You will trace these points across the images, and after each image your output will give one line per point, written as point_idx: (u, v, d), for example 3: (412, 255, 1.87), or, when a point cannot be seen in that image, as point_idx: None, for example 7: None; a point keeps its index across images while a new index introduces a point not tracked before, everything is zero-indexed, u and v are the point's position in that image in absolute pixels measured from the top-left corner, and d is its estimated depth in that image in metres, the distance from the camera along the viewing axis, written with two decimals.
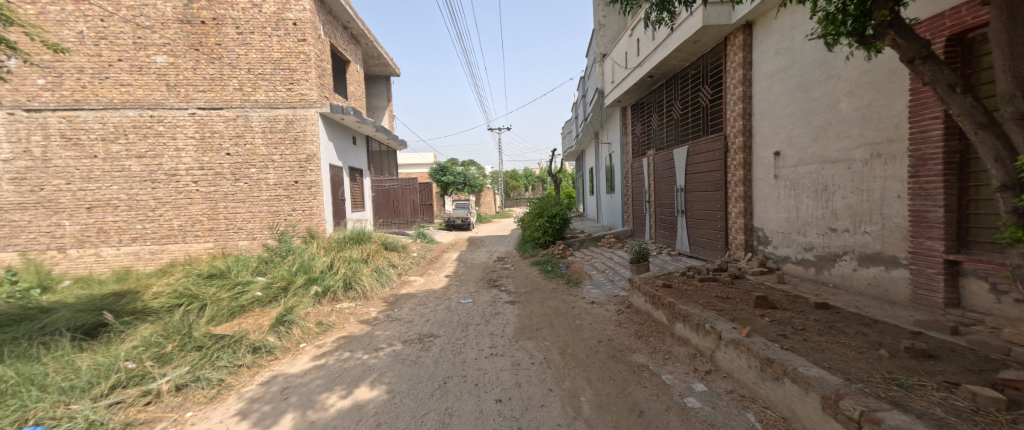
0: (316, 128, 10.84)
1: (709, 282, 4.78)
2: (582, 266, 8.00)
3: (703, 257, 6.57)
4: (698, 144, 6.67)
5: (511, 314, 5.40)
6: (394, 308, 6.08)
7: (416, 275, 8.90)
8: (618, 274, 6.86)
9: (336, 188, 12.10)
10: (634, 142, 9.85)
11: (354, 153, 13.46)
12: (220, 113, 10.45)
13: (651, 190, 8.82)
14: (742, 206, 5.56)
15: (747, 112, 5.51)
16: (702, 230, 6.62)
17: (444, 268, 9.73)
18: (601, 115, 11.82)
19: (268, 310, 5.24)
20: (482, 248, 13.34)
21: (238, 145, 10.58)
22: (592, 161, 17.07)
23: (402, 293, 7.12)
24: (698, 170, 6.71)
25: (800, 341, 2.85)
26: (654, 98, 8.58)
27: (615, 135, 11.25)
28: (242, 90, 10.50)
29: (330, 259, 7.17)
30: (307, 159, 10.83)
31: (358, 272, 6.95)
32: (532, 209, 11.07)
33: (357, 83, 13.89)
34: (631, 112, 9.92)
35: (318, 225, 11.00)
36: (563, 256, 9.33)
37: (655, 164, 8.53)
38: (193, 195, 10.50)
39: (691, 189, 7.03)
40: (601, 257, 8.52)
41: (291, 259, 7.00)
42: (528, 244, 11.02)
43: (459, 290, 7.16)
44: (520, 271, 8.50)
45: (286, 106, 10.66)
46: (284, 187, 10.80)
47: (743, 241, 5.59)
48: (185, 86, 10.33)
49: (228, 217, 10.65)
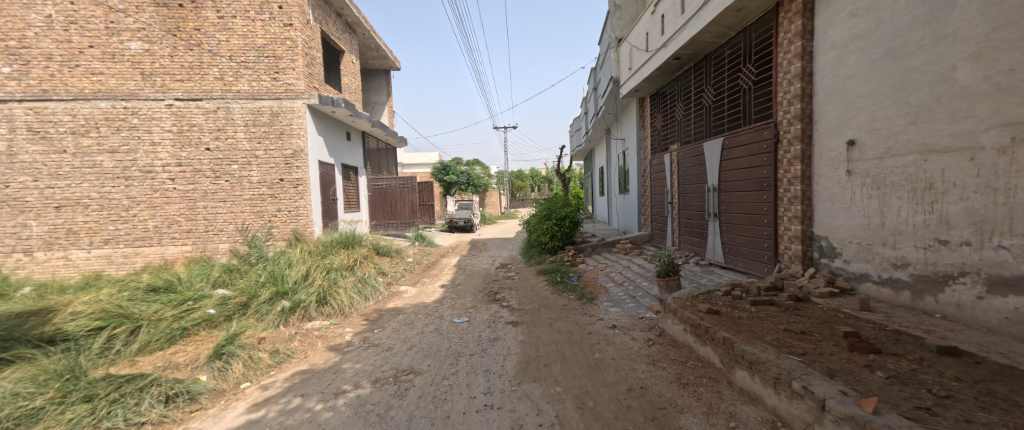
0: (303, 122, 9.96)
1: (766, 308, 3.74)
2: (597, 277, 6.98)
3: (743, 270, 5.52)
4: (736, 136, 5.62)
5: (514, 340, 4.41)
6: (374, 328, 5.12)
7: (408, 284, 7.95)
8: (639, 288, 5.83)
9: (327, 188, 11.21)
10: (654, 137, 8.78)
11: (347, 150, 12.57)
12: (199, 105, 9.60)
13: (674, 190, 7.79)
14: (800, 209, 4.52)
15: (807, 94, 4.46)
16: (742, 238, 5.56)
17: (442, 276, 8.75)
18: (615, 107, 10.79)
19: (216, 334, 4.30)
20: (484, 252, 12.36)
21: (219, 139, 9.71)
22: (603, 160, 16.02)
23: (389, 307, 6.16)
24: (736, 165, 5.66)
25: (963, 423, 1.84)
26: (678, 85, 7.54)
27: (630, 129, 10.21)
28: (224, 80, 9.63)
29: (307, 269, 6.21)
30: (294, 155, 9.95)
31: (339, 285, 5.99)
32: (538, 211, 10.05)
33: (353, 75, 13.01)
34: (650, 103, 8.89)
35: (305, 227, 10.11)
36: (573, 264, 8.33)
37: (680, 160, 7.47)
38: (169, 194, 9.64)
39: (725, 188, 5.98)
40: (618, 267, 7.49)
41: (260, 269, 6.07)
42: (534, 249, 10.00)
43: (454, 305, 6.18)
44: (525, 281, 7.51)
45: (270, 97, 9.79)
46: (268, 186, 9.92)
47: (800, 253, 4.55)
48: (161, 75, 9.47)
49: (208, 219, 9.79)
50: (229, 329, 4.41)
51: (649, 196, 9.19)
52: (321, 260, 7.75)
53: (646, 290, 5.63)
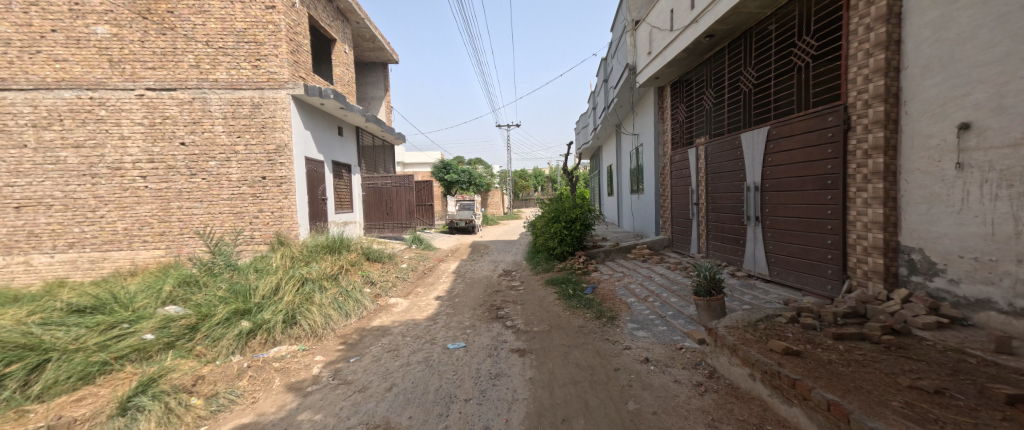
0: (287, 114, 9.08)
1: (860, 346, 2.82)
2: (614, 290, 6.07)
3: (797, 286, 4.60)
4: (786, 124, 4.69)
5: (520, 377, 3.52)
6: (351, 356, 4.24)
7: (400, 294, 7.07)
8: (669, 306, 4.92)
9: (316, 187, 10.33)
10: (675, 130, 7.84)
11: (339, 146, 11.70)
12: (173, 95, 8.74)
13: (700, 189, 6.86)
14: (882, 213, 3.60)
15: (894, 67, 3.53)
16: (795, 247, 4.64)
17: (438, 286, 7.83)
18: (629, 99, 9.85)
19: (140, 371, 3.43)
20: (485, 256, 11.44)
21: (195, 133, 8.85)
22: (612, 158, 15.10)
23: (373, 326, 5.28)
24: (785, 160, 4.73)
25: None
26: (706, 70, 6.59)
27: (646, 122, 9.28)
28: (199, 67, 8.76)
29: (278, 281, 5.31)
30: (277, 151, 9.07)
31: (313, 302, 5.09)
32: (545, 213, 9.09)
33: (345, 66, 12.14)
34: (670, 92, 7.96)
35: (289, 229, 9.23)
36: (585, 272, 7.41)
37: (708, 156, 6.54)
38: (140, 193, 8.79)
39: (769, 188, 5.05)
40: (638, 277, 6.56)
41: (222, 281, 5.18)
42: (540, 255, 9.06)
43: (449, 323, 5.27)
44: (532, 292, 6.61)
45: (251, 87, 8.92)
46: (249, 184, 9.05)
47: (881, 268, 3.63)
48: (131, 62, 8.60)
49: (184, 220, 8.94)
50: (163, 363, 3.54)
51: (668, 196, 8.26)
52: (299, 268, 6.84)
53: (678, 309, 4.72)
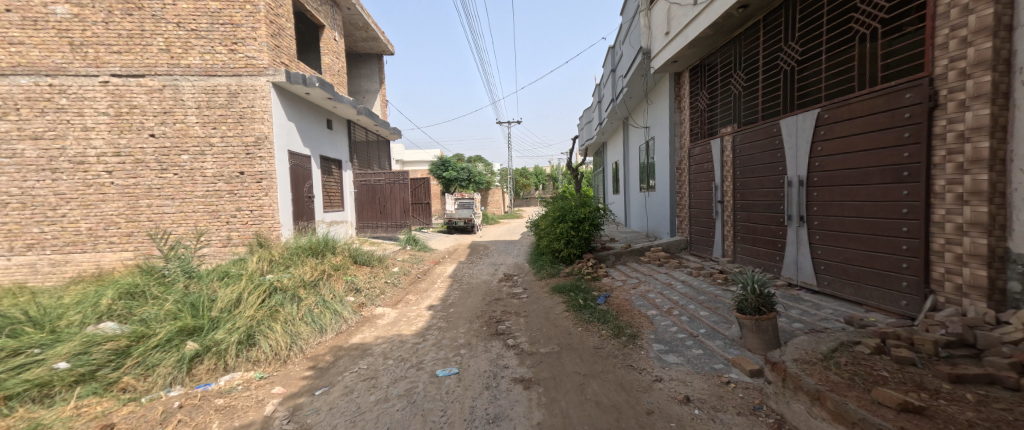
0: (268, 103, 8.29)
1: (997, 396, 2.05)
2: (631, 300, 5.31)
3: (856, 299, 3.84)
4: (844, 105, 3.90)
5: (523, 421, 2.77)
6: (317, 385, 3.48)
7: (388, 303, 6.32)
8: (701, 323, 4.15)
9: (302, 184, 9.56)
10: (695, 121, 7.05)
11: (328, 140, 10.92)
12: (141, 82, 7.97)
13: (726, 185, 6.08)
14: (987, 213, 2.83)
15: (1005, 25, 2.76)
16: (854, 253, 3.87)
17: (432, 293, 7.05)
18: (640, 88, 9.06)
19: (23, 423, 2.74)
20: (485, 258, 10.69)
21: (166, 124, 8.09)
22: (619, 153, 14.31)
23: (353, 343, 4.52)
24: (841, 148, 3.94)
25: None
26: (735, 51, 5.80)
27: (659, 112, 8.48)
28: (170, 52, 7.99)
29: (238, 291, 4.52)
30: (256, 144, 8.29)
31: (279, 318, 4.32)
32: (549, 212, 8.33)
33: (336, 55, 11.36)
34: (689, 77, 7.16)
35: (270, 229, 8.47)
36: (595, 278, 6.65)
37: (737, 147, 5.76)
38: (106, 190, 8.02)
39: (818, 182, 4.26)
40: (656, 285, 5.80)
41: (173, 292, 4.42)
42: (544, 257, 8.30)
43: (440, 341, 4.49)
44: (537, 302, 5.87)
45: (227, 73, 8.14)
46: (226, 180, 8.28)
47: (984, 282, 2.87)
48: (94, 46, 7.84)
49: (154, 220, 8.18)
50: (56, 414, 2.86)
51: (686, 193, 7.47)
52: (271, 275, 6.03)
53: (712, 327, 3.96)
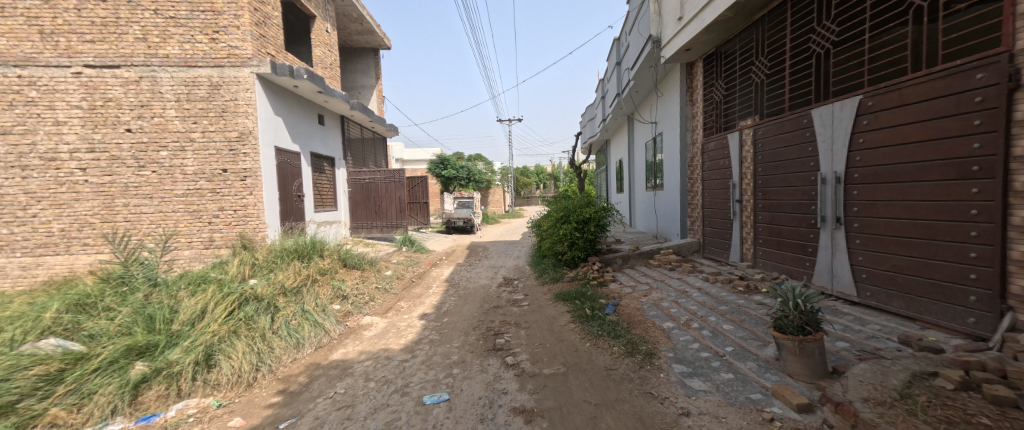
0: (252, 96, 7.79)
1: None
2: (643, 310, 4.80)
3: (906, 314, 3.34)
4: (893, 91, 3.39)
5: None
6: (283, 415, 2.99)
7: (377, 311, 5.82)
8: (726, 339, 3.65)
9: (291, 182, 9.06)
10: (710, 114, 6.54)
11: (319, 137, 10.43)
12: (116, 73, 7.48)
13: (745, 183, 5.57)
14: None
15: None
16: (905, 260, 3.36)
17: (426, 299, 6.55)
18: (648, 81, 8.56)
19: None
20: (484, 260, 10.21)
21: (143, 118, 7.60)
22: (623, 151, 13.82)
23: (333, 359, 4.03)
24: (890, 140, 3.43)
25: None
26: (757, 35, 5.28)
27: (669, 106, 7.99)
28: (147, 41, 7.49)
29: (203, 302, 4.04)
30: (239, 139, 7.79)
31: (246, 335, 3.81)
32: (551, 212, 7.81)
33: (328, 47, 10.87)
34: (703, 66, 6.66)
35: (256, 231, 7.98)
36: (602, 284, 6.15)
37: (758, 141, 5.24)
38: (80, 188, 7.53)
39: (859, 178, 3.75)
40: (670, 293, 5.28)
41: (130, 304, 3.98)
42: (546, 261, 7.78)
43: (430, 358, 3.99)
44: (539, 310, 5.38)
45: (208, 64, 7.64)
46: (208, 179, 7.79)
47: None
48: (66, 35, 7.35)
49: (131, 220, 7.69)
50: None
51: (699, 191, 6.97)
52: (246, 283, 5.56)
53: (741, 346, 3.45)
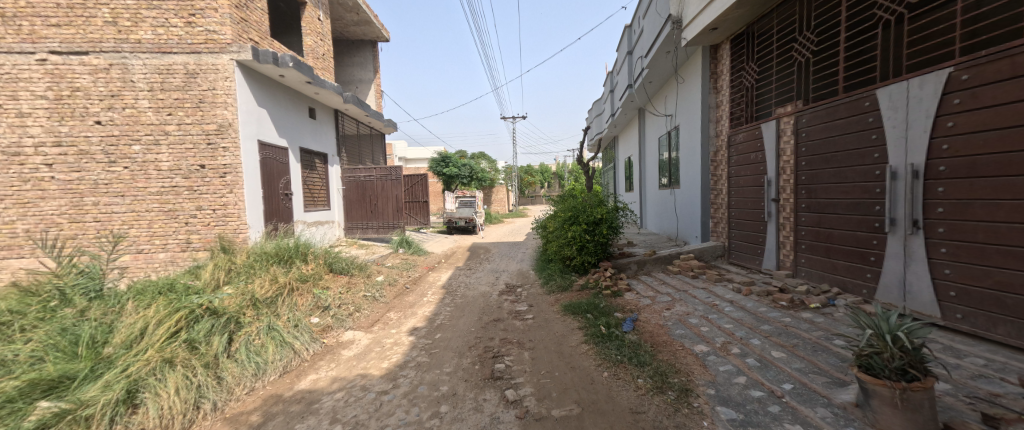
0: (232, 85, 7.14)
1: None
2: (667, 328, 4.08)
3: (1019, 345, 2.65)
4: (1001, 59, 2.69)
5: None
6: None
7: (362, 324, 5.14)
8: (781, 372, 2.93)
9: (277, 179, 8.41)
10: (739, 102, 5.79)
11: (310, 131, 9.77)
12: (84, 60, 6.86)
13: (784, 180, 4.84)
14: None
15: None
16: (1016, 276, 2.67)
17: (418, 309, 5.86)
18: (665, 68, 7.82)
19: None
20: (485, 263, 9.51)
21: (114, 109, 6.97)
22: (633, 148, 13.07)
23: (299, 389, 3.36)
24: (995, 123, 2.73)
25: None
26: (800, 6, 4.51)
27: (688, 95, 7.25)
28: (117, 25, 6.86)
29: (145, 321, 3.40)
30: (218, 132, 7.14)
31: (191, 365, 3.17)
32: (558, 213, 7.08)
33: (320, 36, 10.21)
34: (730, 49, 5.91)
35: (236, 232, 7.33)
36: (616, 294, 5.44)
37: (801, 131, 4.51)
38: (45, 185, 6.91)
39: (945, 172, 3.03)
40: (697, 306, 4.56)
41: (53, 325, 3.36)
42: (552, 266, 7.04)
43: (414, 390, 3.29)
44: (545, 325, 4.68)
45: (183, 50, 7.00)
46: (184, 175, 7.16)
47: None
48: (30, 18, 6.75)
49: (101, 220, 7.06)
50: None
51: (724, 189, 6.24)
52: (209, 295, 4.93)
53: (803, 384, 2.74)
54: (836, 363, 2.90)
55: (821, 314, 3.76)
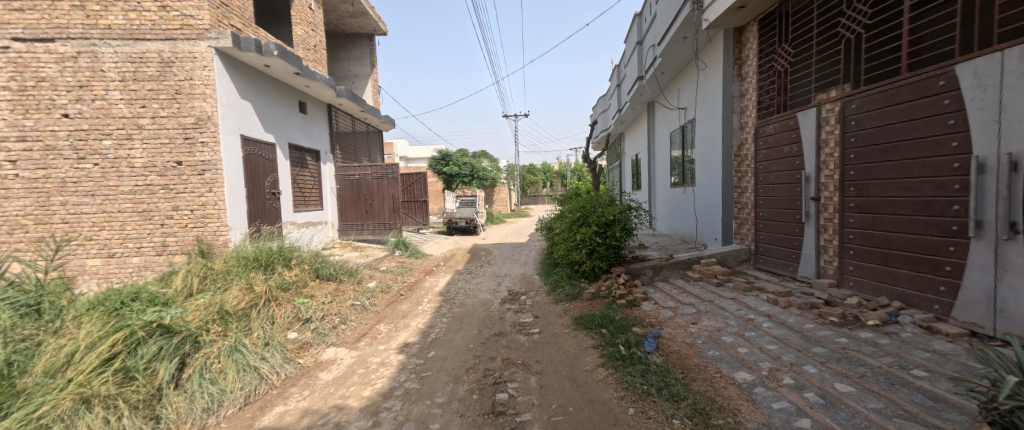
0: (210, 75, 6.59)
1: None
2: (698, 350, 3.48)
3: None
4: None
5: None
6: None
7: (346, 338, 4.56)
8: (855, 414, 2.35)
9: (263, 177, 7.85)
10: (768, 89, 5.18)
11: (299, 127, 9.20)
12: (49, 47, 6.29)
13: (827, 175, 4.25)
14: None
15: None
16: None
17: (411, 320, 5.27)
18: (681, 55, 7.19)
19: None
20: (487, 267, 8.92)
21: (82, 101, 6.39)
22: (641, 144, 12.44)
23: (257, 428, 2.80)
24: None
25: None
26: None
27: (706, 84, 6.62)
28: (85, 9, 6.30)
29: (74, 343, 2.94)
30: (196, 126, 6.59)
31: (122, 404, 2.65)
32: (565, 213, 6.48)
33: (312, 26, 9.65)
34: (757, 30, 5.31)
35: (216, 234, 6.78)
36: (632, 305, 4.84)
37: (848, 119, 3.93)
38: (9, 184, 6.32)
39: None
40: (728, 321, 3.96)
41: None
42: (559, 271, 6.43)
43: None
44: (554, 341, 4.10)
45: (157, 37, 6.45)
46: (159, 173, 6.60)
47: None
48: None
49: (69, 222, 6.45)
50: None
51: (750, 187, 5.63)
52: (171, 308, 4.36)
53: None
54: (925, 404, 2.32)
55: (884, 335, 3.17)
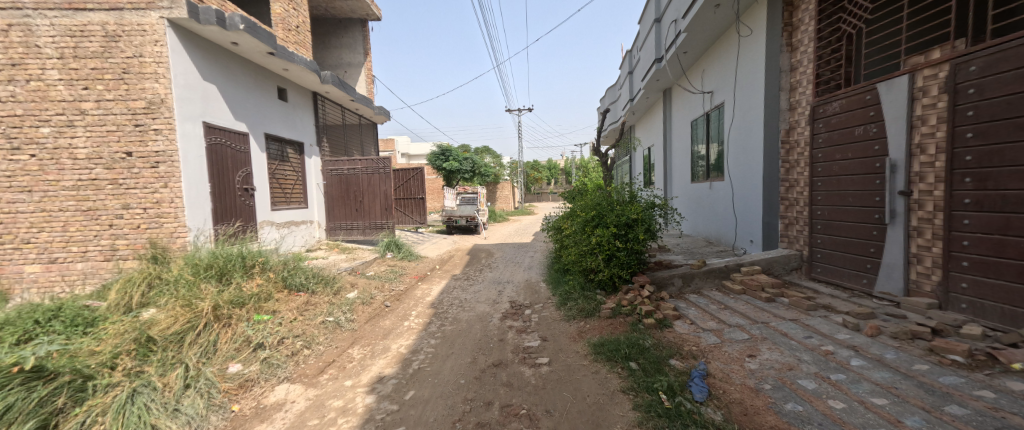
0: (165, 52, 5.73)
1: None
2: (766, 401, 2.53)
3: None
4: None
5: None
6: None
7: (307, 368, 3.65)
8: None
9: (231, 173, 6.93)
10: (829, 59, 4.25)
11: (278, 115, 8.28)
12: None
13: (922, 163, 3.28)
14: None
15: None
16: None
17: (393, 342, 4.33)
18: (710, 25, 6.21)
19: None
20: (488, 271, 7.97)
21: (14, 81, 5.44)
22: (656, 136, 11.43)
23: None
24: None
25: None
26: None
27: (743, 59, 5.65)
28: None
29: None
30: (147, 111, 5.70)
31: None
32: (575, 212, 5.52)
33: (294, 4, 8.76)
34: None
35: (173, 236, 5.90)
36: (664, 325, 3.88)
37: (960, 89, 2.99)
38: None
39: None
40: (800, 355, 2.99)
41: None
42: (570, 280, 5.48)
43: None
44: (570, 379, 3.16)
45: (100, 7, 5.56)
46: (107, 166, 5.67)
47: None
48: None
49: (3, 223, 5.50)
50: None
51: (803, 179, 4.64)
52: (83, 339, 3.43)
53: None
54: None
55: None
